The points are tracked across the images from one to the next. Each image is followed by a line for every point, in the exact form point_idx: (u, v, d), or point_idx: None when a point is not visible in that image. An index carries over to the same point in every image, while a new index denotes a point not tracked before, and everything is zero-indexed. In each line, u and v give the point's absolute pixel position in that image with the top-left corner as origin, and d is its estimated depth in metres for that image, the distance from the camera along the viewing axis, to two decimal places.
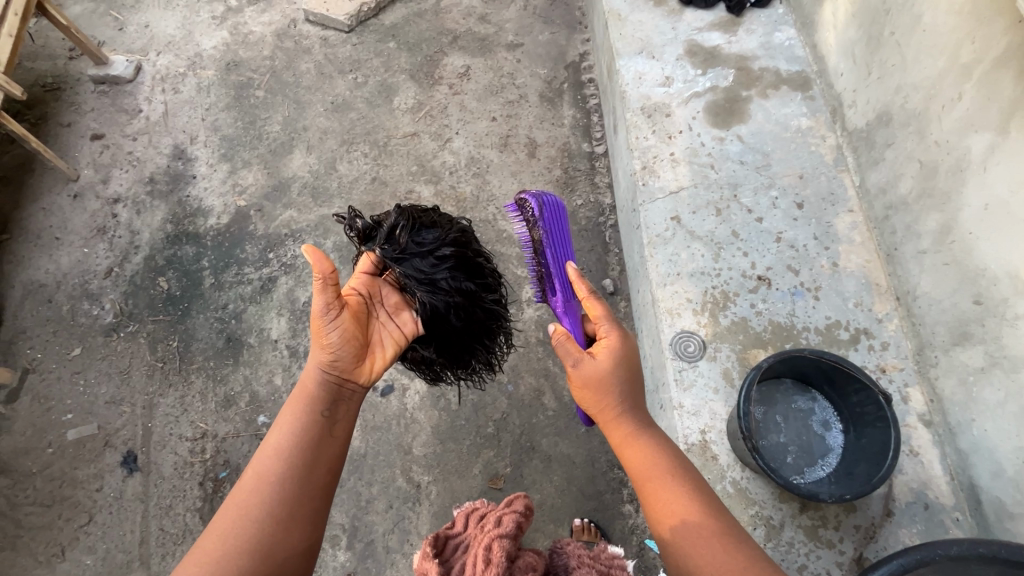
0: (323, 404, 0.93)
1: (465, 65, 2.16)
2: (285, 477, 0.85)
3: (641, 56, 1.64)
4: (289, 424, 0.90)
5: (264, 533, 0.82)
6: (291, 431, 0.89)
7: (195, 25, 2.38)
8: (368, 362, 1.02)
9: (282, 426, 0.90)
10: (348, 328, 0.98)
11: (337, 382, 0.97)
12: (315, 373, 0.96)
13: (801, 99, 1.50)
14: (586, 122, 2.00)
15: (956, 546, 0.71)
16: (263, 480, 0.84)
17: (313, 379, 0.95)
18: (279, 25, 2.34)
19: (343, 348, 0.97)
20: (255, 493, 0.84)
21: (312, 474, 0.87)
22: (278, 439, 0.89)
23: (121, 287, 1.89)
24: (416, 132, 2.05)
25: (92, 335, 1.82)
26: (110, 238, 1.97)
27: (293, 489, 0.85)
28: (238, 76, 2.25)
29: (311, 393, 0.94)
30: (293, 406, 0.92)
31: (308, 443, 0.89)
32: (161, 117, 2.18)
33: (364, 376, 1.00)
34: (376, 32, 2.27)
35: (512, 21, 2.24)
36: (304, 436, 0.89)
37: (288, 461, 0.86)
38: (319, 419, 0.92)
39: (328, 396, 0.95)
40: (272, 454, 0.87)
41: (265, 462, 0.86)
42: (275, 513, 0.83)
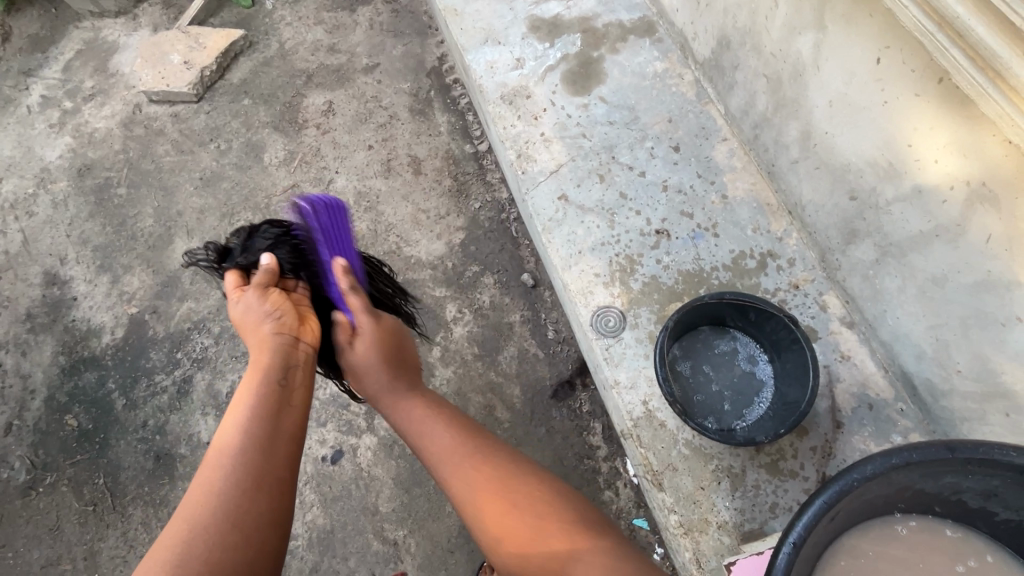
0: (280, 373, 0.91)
1: (327, 101, 2.06)
2: (250, 447, 0.80)
3: (487, 45, 1.58)
4: (251, 396, 0.87)
5: (236, 510, 0.73)
6: (255, 403, 0.85)
7: (33, 139, 2.20)
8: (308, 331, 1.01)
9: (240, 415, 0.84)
10: (279, 305, 0.99)
11: (287, 344, 0.96)
12: (264, 344, 0.94)
13: (650, 44, 1.47)
14: (463, 124, 1.94)
15: (870, 466, 0.65)
16: (227, 449, 0.79)
17: (268, 349, 0.93)
18: (123, 114, 2.19)
19: (281, 316, 0.98)
20: (218, 478, 0.75)
21: (275, 440, 0.83)
22: (243, 413, 0.84)
23: (26, 439, 1.72)
24: (296, 183, 1.93)
25: (8, 501, 1.65)
26: (0, 391, 1.79)
27: (259, 450, 0.80)
28: (95, 179, 2.08)
29: (265, 363, 0.92)
30: (246, 385, 0.88)
31: (270, 419, 0.85)
32: (22, 247, 1.99)
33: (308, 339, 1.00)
34: (227, 93, 2.14)
35: (361, 43, 2.16)
36: (264, 408, 0.85)
37: (252, 437, 0.81)
38: (272, 389, 0.88)
39: (279, 364, 0.92)
40: (238, 431, 0.82)
41: (229, 437, 0.81)
42: (249, 488, 0.76)
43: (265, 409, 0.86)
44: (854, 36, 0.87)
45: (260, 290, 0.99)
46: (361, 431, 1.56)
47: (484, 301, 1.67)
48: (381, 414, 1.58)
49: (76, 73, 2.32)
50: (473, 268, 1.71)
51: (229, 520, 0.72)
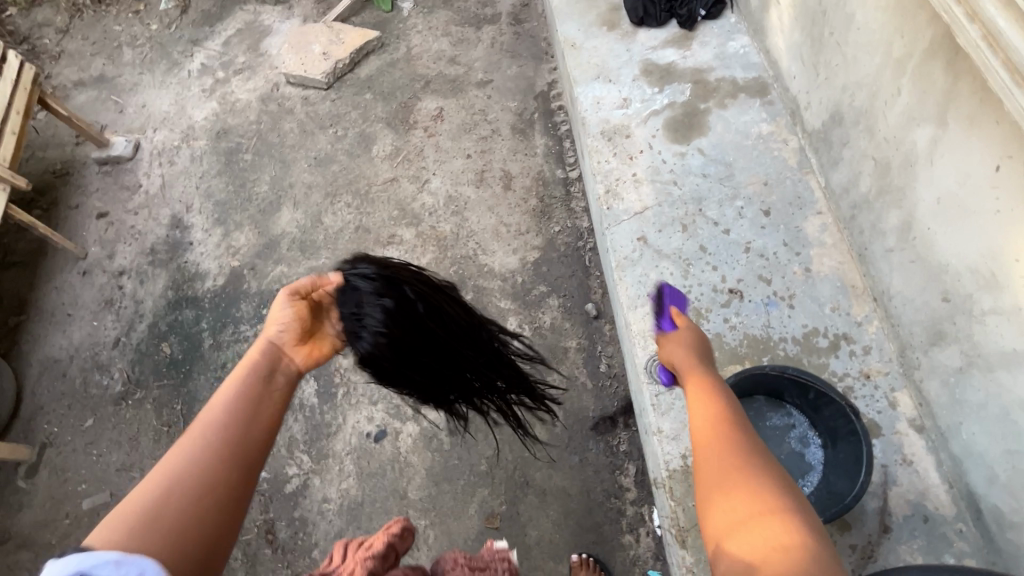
0: (268, 364, 0.94)
1: (438, 107, 2.21)
2: (225, 432, 0.82)
3: (597, 82, 1.65)
4: (237, 381, 0.89)
5: (187, 485, 0.75)
6: (232, 389, 0.87)
7: (187, 99, 2.53)
8: (308, 349, 1.00)
9: (219, 400, 0.86)
10: (298, 313, 0.99)
11: (274, 349, 0.96)
12: (261, 344, 0.96)
13: (760, 105, 1.47)
14: (559, 149, 2.01)
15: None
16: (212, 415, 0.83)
17: (261, 348, 0.95)
18: (263, 90, 2.47)
19: (290, 325, 0.98)
20: (183, 457, 0.78)
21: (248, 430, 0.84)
22: (222, 400, 0.86)
23: (129, 355, 1.97)
24: (395, 177, 2.09)
25: (103, 406, 1.89)
26: (117, 309, 2.07)
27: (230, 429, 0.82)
28: (228, 143, 2.36)
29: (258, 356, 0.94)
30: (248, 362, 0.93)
31: (243, 402, 0.86)
32: (159, 190, 2.29)
33: (302, 357, 0.99)
34: (353, 86, 2.35)
35: (480, 60, 2.30)
36: (240, 397, 0.87)
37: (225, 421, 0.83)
38: (255, 383, 0.90)
39: (264, 360, 0.94)
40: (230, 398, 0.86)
41: (206, 418, 0.83)
42: (208, 465, 0.78)
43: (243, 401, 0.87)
44: (976, 140, 0.84)
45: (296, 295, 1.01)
46: (407, 417, 1.66)
47: (544, 321, 1.72)
48: (427, 406, 1.67)
49: (233, 49, 2.65)
50: (541, 288, 1.78)
51: (193, 487, 0.75)
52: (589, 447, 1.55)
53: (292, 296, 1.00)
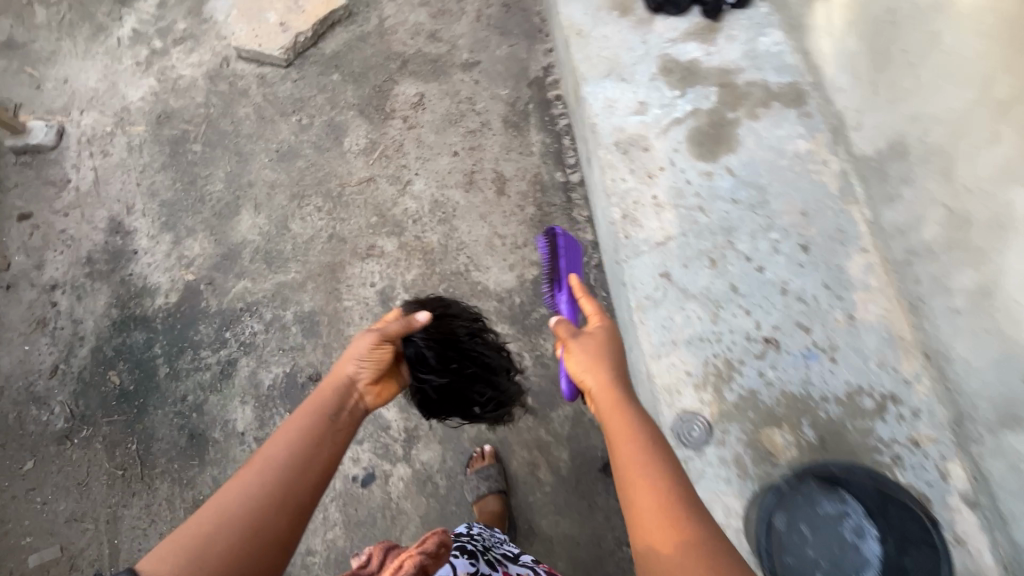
0: (339, 396, 0.93)
1: (418, 93, 1.94)
2: (290, 467, 0.79)
3: (610, 79, 1.44)
4: (307, 415, 0.87)
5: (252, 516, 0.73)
6: (299, 422, 0.85)
7: (118, 74, 2.16)
8: (378, 389, 1.01)
9: (293, 424, 0.85)
10: (376, 353, 1.00)
11: (347, 384, 0.96)
12: (337, 382, 0.95)
13: (796, 117, 1.30)
14: (557, 147, 1.80)
15: None
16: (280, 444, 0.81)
17: (336, 383, 0.95)
18: (210, 65, 2.12)
19: (368, 364, 0.99)
20: (243, 489, 0.75)
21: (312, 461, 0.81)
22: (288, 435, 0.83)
23: (70, 386, 1.72)
24: (372, 177, 1.84)
25: (44, 446, 1.66)
26: (52, 331, 1.80)
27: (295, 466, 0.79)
28: (172, 130, 2.03)
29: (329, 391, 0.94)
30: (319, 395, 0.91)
31: (309, 439, 0.83)
32: (92, 186, 1.97)
33: (372, 397, 1.00)
34: (317, 64, 2.04)
35: (465, 36, 2.02)
36: (312, 426, 0.85)
37: (290, 457, 0.80)
38: (322, 419, 0.88)
39: (337, 396, 0.93)
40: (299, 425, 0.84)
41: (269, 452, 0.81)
42: (268, 506, 0.75)
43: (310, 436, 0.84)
44: None
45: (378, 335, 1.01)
46: (397, 458, 1.51)
47: (547, 349, 1.57)
48: (419, 446, 1.51)
49: (170, 12, 2.26)
50: (541, 311, 1.61)
51: (246, 521, 0.72)
52: (598, 490, 1.44)
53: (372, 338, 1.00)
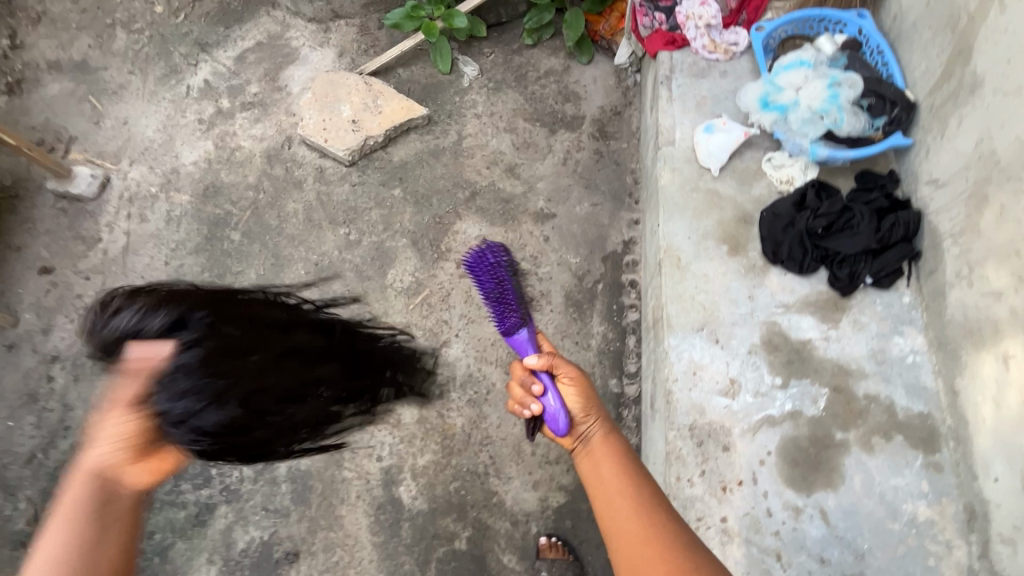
0: (100, 491, 0.80)
1: (480, 236, 1.74)
2: None
3: (700, 337, 1.21)
4: (69, 523, 0.77)
5: None
6: (60, 540, 0.76)
7: (178, 129, 2.04)
8: (151, 463, 0.84)
9: (60, 540, 0.77)
10: (130, 423, 0.80)
11: (104, 469, 0.80)
12: (87, 475, 0.80)
13: (921, 466, 1.05)
14: (619, 347, 1.58)
15: None
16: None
17: (92, 471, 0.80)
18: (272, 143, 1.97)
19: (116, 445, 0.81)
20: None
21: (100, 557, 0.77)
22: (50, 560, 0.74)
23: (42, 482, 1.60)
24: (407, 325, 1.65)
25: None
26: (40, 410, 1.68)
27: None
28: (215, 208, 1.89)
29: (82, 497, 0.79)
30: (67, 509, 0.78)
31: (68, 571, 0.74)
32: (120, 253, 1.85)
33: (136, 476, 0.82)
34: (381, 171, 1.87)
35: (545, 179, 1.80)
36: (86, 530, 0.78)
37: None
38: (89, 524, 0.78)
39: (100, 483, 0.80)
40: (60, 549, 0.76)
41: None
42: None
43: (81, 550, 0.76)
44: None
45: (128, 397, 0.81)
46: None
47: None
48: None
49: (246, 70, 2.13)
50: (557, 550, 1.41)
51: None
52: None
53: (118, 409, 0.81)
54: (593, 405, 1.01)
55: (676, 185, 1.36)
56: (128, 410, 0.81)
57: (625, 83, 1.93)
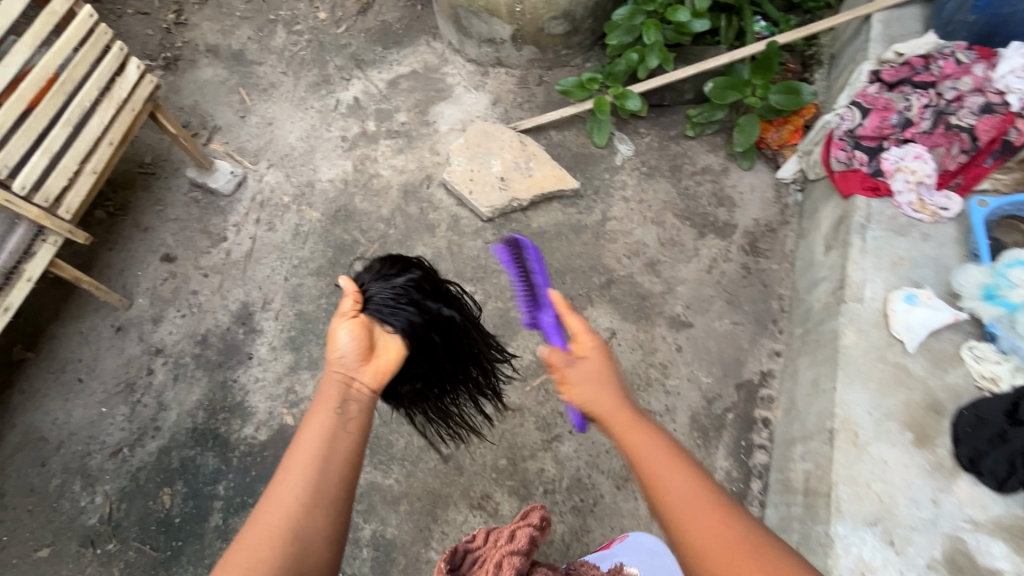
0: (336, 391, 0.90)
1: (610, 329, 1.67)
2: (303, 486, 0.80)
3: (873, 532, 1.09)
4: (316, 430, 0.85)
5: (296, 523, 0.78)
6: (309, 446, 0.83)
7: (320, 142, 2.02)
8: (375, 369, 0.96)
9: (304, 434, 0.85)
10: (359, 332, 0.96)
11: (343, 381, 0.92)
12: (333, 377, 0.92)
13: None
14: (742, 489, 1.47)
15: None
16: (294, 476, 0.81)
17: (336, 390, 0.90)
18: (410, 178, 1.94)
19: (349, 351, 0.94)
20: (281, 519, 0.77)
21: (334, 446, 0.84)
22: (302, 466, 0.82)
23: (122, 480, 1.56)
24: (521, 408, 1.58)
25: (67, 537, 1.50)
26: (134, 403, 1.65)
27: (307, 496, 0.79)
28: (344, 233, 1.86)
29: (327, 395, 0.90)
30: (315, 409, 0.88)
31: (314, 475, 0.81)
32: (243, 258, 1.83)
33: (369, 377, 0.95)
34: (516, 234, 1.82)
35: (686, 283, 1.72)
36: (321, 429, 0.85)
37: (306, 486, 0.80)
38: (331, 417, 0.87)
39: (338, 395, 0.90)
40: (303, 451, 0.83)
41: (281, 490, 0.80)
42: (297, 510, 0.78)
43: (321, 443, 0.84)
44: None
45: (348, 315, 0.98)
46: None
47: None
48: None
49: (397, 97, 2.11)
50: None
51: (290, 525, 0.77)
52: None
53: (349, 328, 0.95)
54: (599, 364, 0.89)
55: (860, 349, 1.27)
56: (347, 319, 0.97)
57: (784, 199, 1.84)
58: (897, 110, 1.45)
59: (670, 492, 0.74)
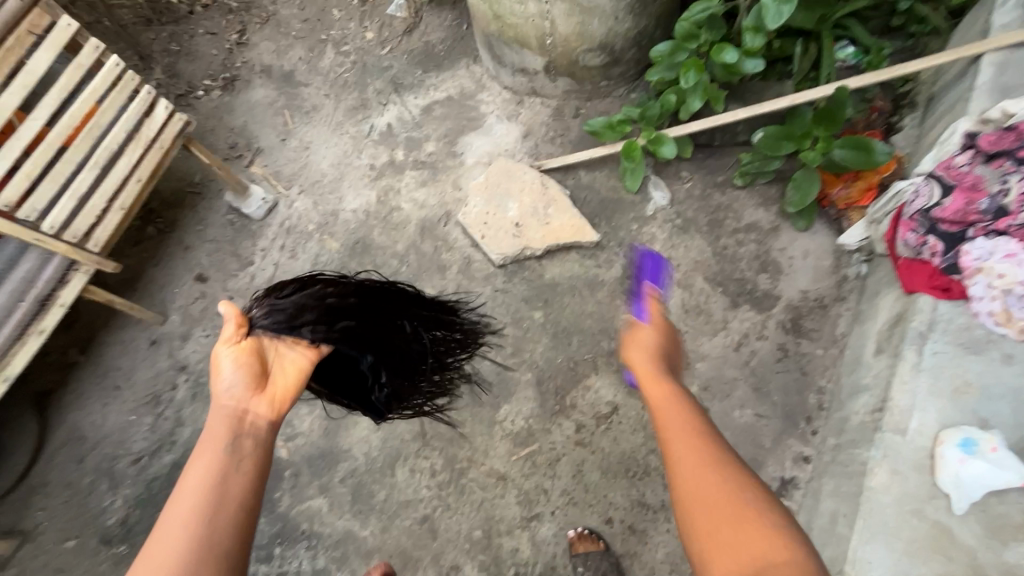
0: (225, 428, 0.88)
1: (612, 403, 1.53)
2: (182, 537, 0.76)
3: None
4: (200, 476, 0.82)
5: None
6: (191, 493, 0.80)
7: (349, 169, 2.03)
8: (270, 397, 0.94)
9: (186, 482, 0.82)
10: (244, 361, 0.94)
11: (234, 416, 0.90)
12: (223, 415, 0.89)
13: None
14: None
15: None
16: (171, 531, 0.77)
17: (228, 429, 0.88)
18: (430, 213, 1.89)
19: (238, 382, 0.92)
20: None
21: (224, 489, 0.82)
22: (184, 516, 0.78)
23: (139, 488, 1.70)
24: (504, 477, 1.50)
25: (90, 533, 1.66)
26: (157, 415, 1.78)
27: (191, 546, 0.75)
28: (359, 267, 1.86)
29: (216, 434, 0.87)
30: (198, 452, 0.85)
31: (202, 527, 0.77)
32: (265, 284, 1.89)
33: (266, 406, 0.93)
34: (527, 283, 1.70)
35: (708, 360, 1.53)
36: (204, 473, 0.82)
37: (185, 539, 0.76)
38: (219, 458, 0.84)
39: (229, 432, 0.87)
40: (182, 502, 0.79)
41: (159, 552, 0.75)
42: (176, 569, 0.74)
43: (202, 486, 0.81)
44: None
45: (230, 343, 0.95)
46: None
47: None
48: None
49: (428, 124, 2.05)
50: None
51: None
52: None
53: (236, 358, 0.93)
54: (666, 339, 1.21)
55: (892, 496, 1.03)
56: (232, 347, 0.94)
57: (843, 270, 1.56)
58: (990, 193, 1.15)
59: (684, 468, 0.82)
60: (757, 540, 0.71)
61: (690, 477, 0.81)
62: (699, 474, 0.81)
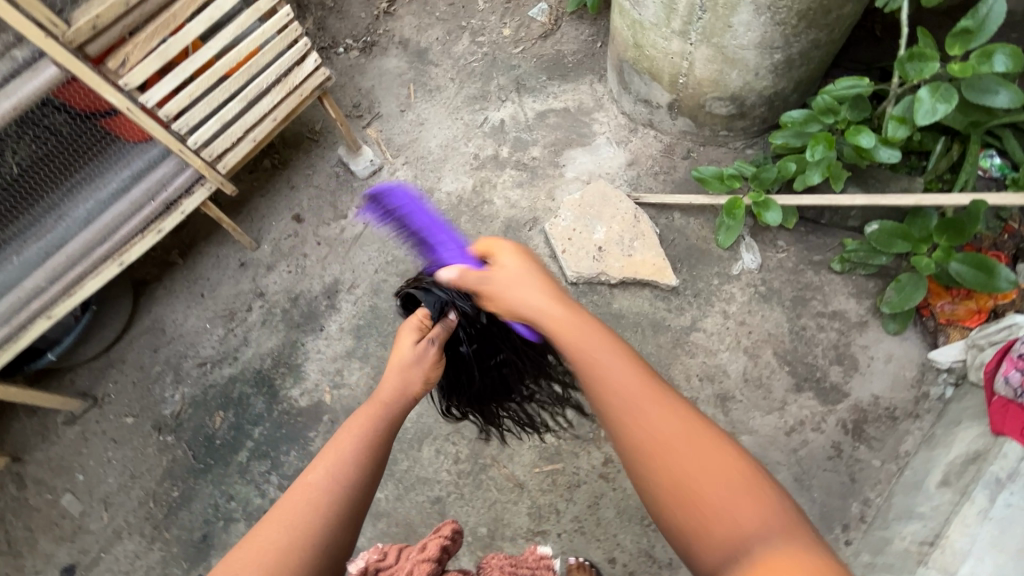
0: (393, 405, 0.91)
1: None
2: (333, 487, 0.77)
3: None
4: (362, 434, 0.84)
5: (318, 528, 0.73)
6: (344, 446, 0.82)
7: (455, 154, 2.11)
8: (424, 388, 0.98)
9: (346, 436, 0.84)
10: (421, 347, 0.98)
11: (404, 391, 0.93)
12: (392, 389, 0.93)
13: None
14: None
15: None
16: (327, 478, 0.77)
17: (389, 397, 0.91)
18: (518, 215, 1.94)
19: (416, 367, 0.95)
20: (305, 522, 0.73)
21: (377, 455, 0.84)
22: (341, 465, 0.79)
23: (197, 389, 1.86)
24: (522, 485, 1.53)
25: (147, 417, 1.84)
26: (229, 330, 1.93)
27: (340, 496, 0.76)
28: None
29: (382, 404, 0.90)
30: (364, 414, 0.88)
31: (345, 480, 0.78)
32: (351, 239, 2.01)
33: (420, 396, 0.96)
34: (593, 307, 1.71)
35: (754, 435, 1.49)
36: (367, 435, 0.85)
37: (338, 484, 0.77)
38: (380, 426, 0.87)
39: (393, 407, 0.91)
40: (338, 454, 0.81)
41: (304, 491, 0.76)
42: (322, 511, 0.74)
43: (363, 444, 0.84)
44: None
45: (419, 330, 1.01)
46: None
47: None
48: None
49: (539, 130, 2.10)
50: None
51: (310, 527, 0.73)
52: None
53: (414, 336, 0.98)
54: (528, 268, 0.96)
55: None
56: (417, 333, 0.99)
57: (925, 387, 1.48)
58: None
59: (634, 408, 0.77)
60: (715, 468, 0.70)
61: (651, 432, 0.75)
62: (679, 444, 0.73)
